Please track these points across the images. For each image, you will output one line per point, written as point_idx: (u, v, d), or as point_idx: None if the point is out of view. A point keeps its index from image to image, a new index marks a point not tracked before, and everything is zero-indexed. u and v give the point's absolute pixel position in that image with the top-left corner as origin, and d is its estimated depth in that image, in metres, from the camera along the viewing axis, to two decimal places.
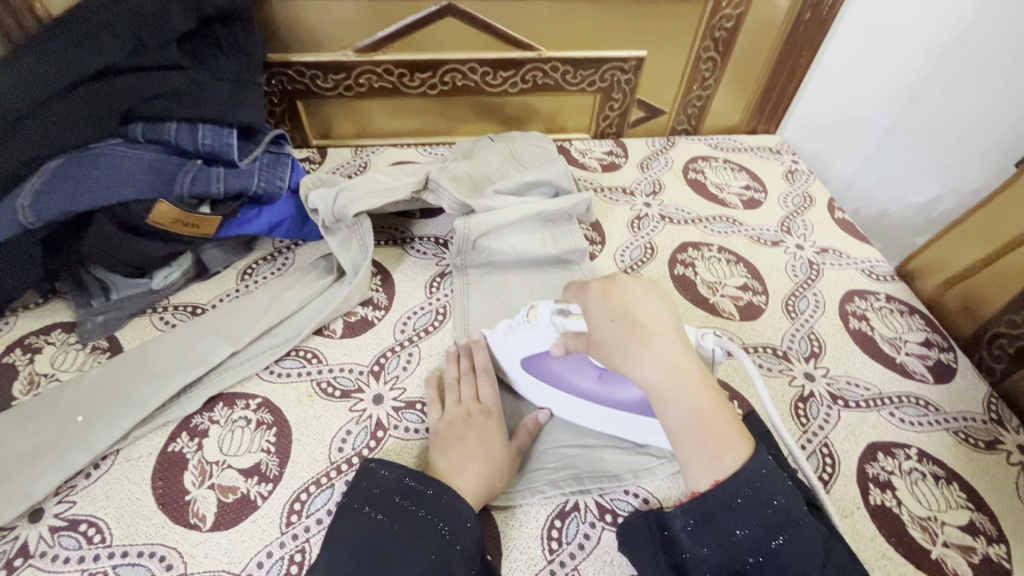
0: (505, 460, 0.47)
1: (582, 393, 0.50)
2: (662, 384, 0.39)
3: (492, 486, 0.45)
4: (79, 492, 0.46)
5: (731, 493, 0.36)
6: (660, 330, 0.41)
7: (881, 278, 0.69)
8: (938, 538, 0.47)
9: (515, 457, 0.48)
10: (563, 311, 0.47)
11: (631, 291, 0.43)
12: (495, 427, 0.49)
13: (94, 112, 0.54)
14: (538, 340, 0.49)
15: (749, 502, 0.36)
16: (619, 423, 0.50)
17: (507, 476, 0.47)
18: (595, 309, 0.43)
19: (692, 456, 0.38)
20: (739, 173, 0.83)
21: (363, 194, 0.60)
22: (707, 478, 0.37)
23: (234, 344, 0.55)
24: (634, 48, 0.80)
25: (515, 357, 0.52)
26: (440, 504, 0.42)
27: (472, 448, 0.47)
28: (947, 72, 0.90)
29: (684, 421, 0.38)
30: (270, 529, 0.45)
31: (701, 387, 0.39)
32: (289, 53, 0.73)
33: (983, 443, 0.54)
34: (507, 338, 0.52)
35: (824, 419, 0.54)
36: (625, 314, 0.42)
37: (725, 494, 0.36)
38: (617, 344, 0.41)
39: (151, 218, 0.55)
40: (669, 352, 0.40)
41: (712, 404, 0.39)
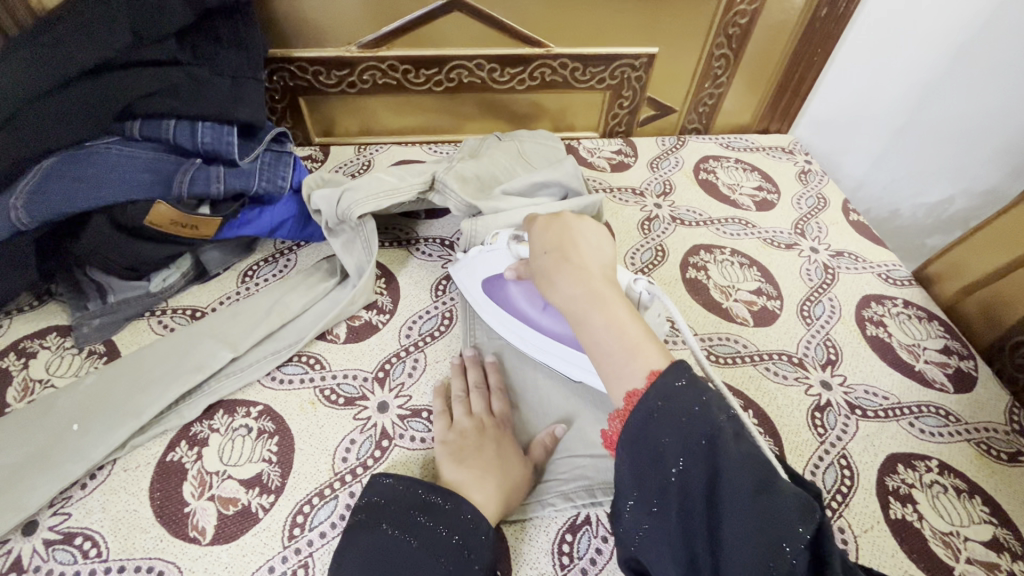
0: (517, 475, 0.45)
1: (528, 319, 0.54)
2: (578, 303, 0.40)
3: (505, 499, 0.44)
4: (74, 503, 0.44)
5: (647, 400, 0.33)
6: (587, 261, 0.43)
7: (897, 283, 0.67)
8: (961, 554, 0.46)
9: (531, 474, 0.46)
10: (518, 240, 0.52)
11: (571, 229, 0.46)
12: (508, 442, 0.48)
13: (90, 108, 0.52)
14: (494, 263, 0.54)
15: (666, 410, 0.33)
16: (555, 354, 0.53)
17: (521, 491, 0.45)
18: (536, 242, 0.47)
19: (607, 370, 0.37)
20: (751, 173, 0.82)
21: (368, 194, 0.58)
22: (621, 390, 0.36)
23: (234, 349, 0.53)
24: (645, 45, 0.78)
25: (475, 278, 0.57)
26: (461, 521, 0.41)
27: (484, 461, 0.45)
28: (962, 71, 0.88)
29: (599, 337, 0.38)
30: (272, 543, 0.43)
31: (619, 306, 0.39)
32: (292, 48, 0.71)
33: (1006, 454, 0.52)
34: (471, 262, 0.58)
35: (842, 429, 0.53)
36: (558, 248, 0.44)
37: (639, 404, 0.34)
38: (547, 270, 0.44)
39: (149, 219, 0.53)
40: (591, 277, 0.41)
41: (630, 319, 0.38)
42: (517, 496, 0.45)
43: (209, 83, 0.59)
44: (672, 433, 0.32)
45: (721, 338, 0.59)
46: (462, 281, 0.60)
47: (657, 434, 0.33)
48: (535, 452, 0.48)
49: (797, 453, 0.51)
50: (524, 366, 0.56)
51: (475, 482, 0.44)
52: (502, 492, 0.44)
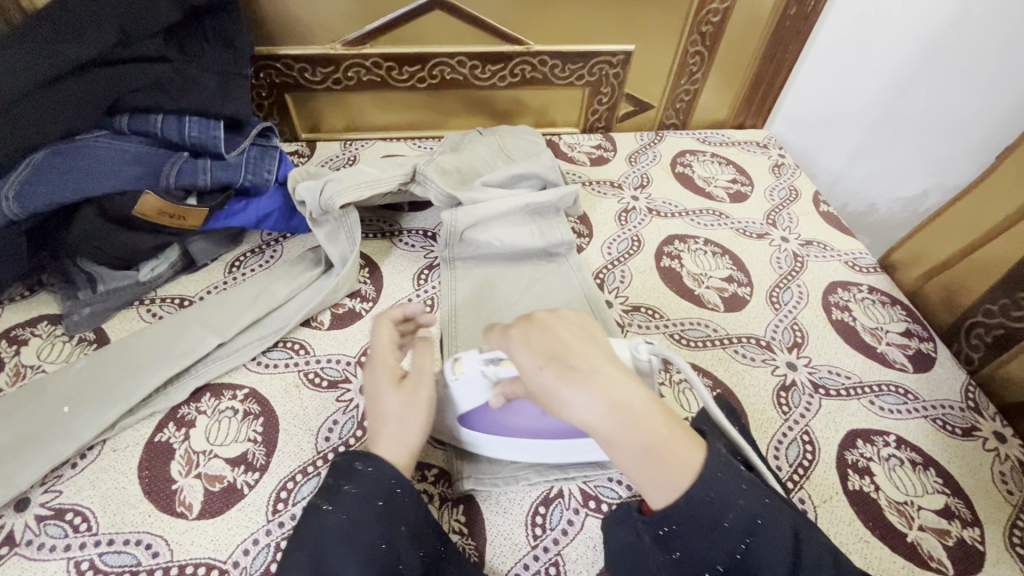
0: (405, 406, 0.44)
1: (533, 434, 0.46)
2: (608, 423, 0.35)
3: (406, 441, 0.42)
4: (65, 481, 0.46)
5: (695, 500, 0.34)
6: (595, 361, 0.37)
7: (863, 270, 0.70)
8: (915, 522, 0.48)
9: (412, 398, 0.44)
10: (492, 360, 0.44)
11: (555, 328, 0.40)
12: (383, 376, 0.46)
13: (82, 102, 0.54)
14: (471, 397, 0.45)
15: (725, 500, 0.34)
16: (577, 451, 0.47)
17: (411, 419, 0.43)
18: (523, 358, 0.39)
19: (647, 484, 0.35)
20: (726, 166, 0.84)
21: (350, 185, 0.60)
22: (664, 501, 0.35)
23: (221, 335, 0.55)
24: (622, 43, 0.80)
25: (449, 418, 0.48)
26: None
27: (372, 405, 0.45)
28: (933, 70, 0.91)
29: (635, 456, 0.35)
30: (256, 516, 0.45)
31: (651, 418, 0.35)
32: (277, 46, 0.73)
33: (961, 430, 0.55)
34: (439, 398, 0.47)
35: (805, 407, 0.55)
36: (556, 355, 0.37)
37: (688, 507, 0.34)
38: (552, 392, 0.37)
39: (137, 209, 0.56)
40: (608, 383, 0.36)
41: (663, 432, 0.35)
42: (416, 432, 0.43)
43: (196, 79, 0.61)
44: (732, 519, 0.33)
45: (691, 323, 0.62)
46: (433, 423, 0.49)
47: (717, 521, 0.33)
48: (417, 366, 0.46)
49: (763, 429, 0.53)
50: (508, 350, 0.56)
51: (377, 437, 0.42)
52: (405, 439, 0.42)
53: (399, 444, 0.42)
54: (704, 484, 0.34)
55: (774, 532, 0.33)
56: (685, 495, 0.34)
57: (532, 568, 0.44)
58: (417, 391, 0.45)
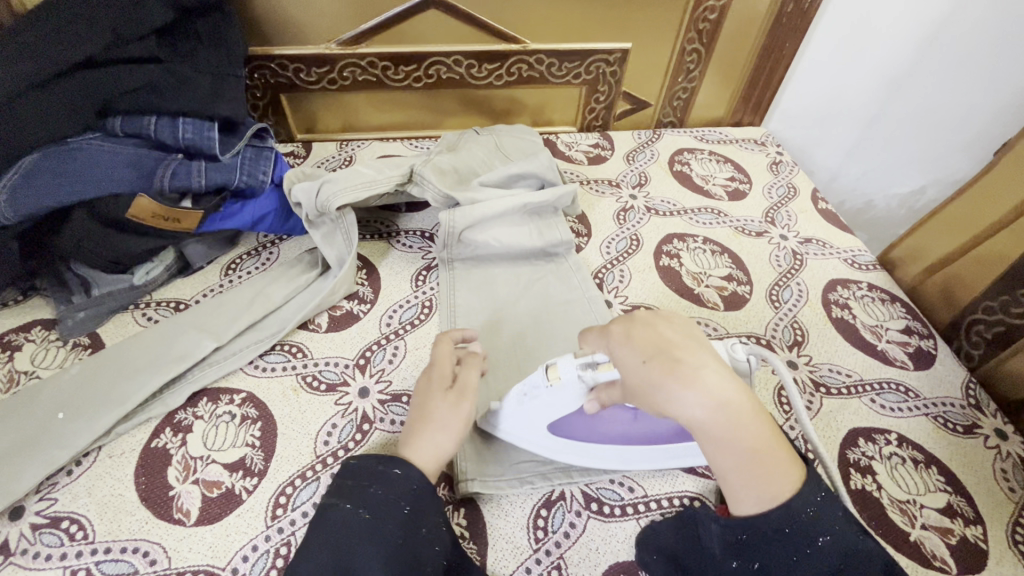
0: (451, 417, 0.44)
1: (625, 440, 0.45)
2: (717, 422, 0.34)
3: (440, 448, 0.43)
4: (60, 489, 0.46)
5: (792, 512, 0.34)
6: (703, 359, 0.36)
7: (863, 267, 0.70)
8: (917, 521, 0.48)
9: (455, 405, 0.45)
10: (589, 364, 0.42)
11: (660, 326, 0.39)
12: (437, 385, 0.46)
13: (73, 104, 0.54)
14: (564, 403, 0.44)
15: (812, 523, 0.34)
16: (666, 454, 0.47)
17: (450, 427, 0.44)
18: (626, 353, 0.38)
19: (744, 489, 0.35)
20: (724, 164, 0.84)
21: (347, 186, 0.59)
22: (758, 506, 0.35)
23: (217, 339, 0.54)
24: (618, 41, 0.80)
25: (535, 427, 0.46)
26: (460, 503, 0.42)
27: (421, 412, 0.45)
28: (928, 64, 0.90)
29: (741, 461, 0.34)
30: (255, 522, 0.44)
31: (758, 424, 0.35)
32: (272, 46, 0.72)
33: (962, 427, 0.55)
34: (523, 406, 0.46)
35: (806, 406, 0.55)
36: (662, 349, 0.37)
37: (783, 516, 0.34)
38: (659, 388, 0.36)
39: (131, 211, 0.55)
40: (719, 382, 0.35)
41: (768, 438, 0.35)
42: (452, 440, 0.43)
43: (190, 80, 0.61)
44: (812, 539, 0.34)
45: (691, 322, 0.61)
46: (514, 433, 0.48)
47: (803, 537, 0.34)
48: (466, 378, 0.47)
49: None
50: (507, 352, 0.56)
51: (414, 442, 0.43)
52: (438, 445, 0.43)
53: (432, 450, 0.43)
54: (802, 497, 0.34)
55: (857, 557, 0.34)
56: (783, 505, 0.34)
57: (535, 571, 0.43)
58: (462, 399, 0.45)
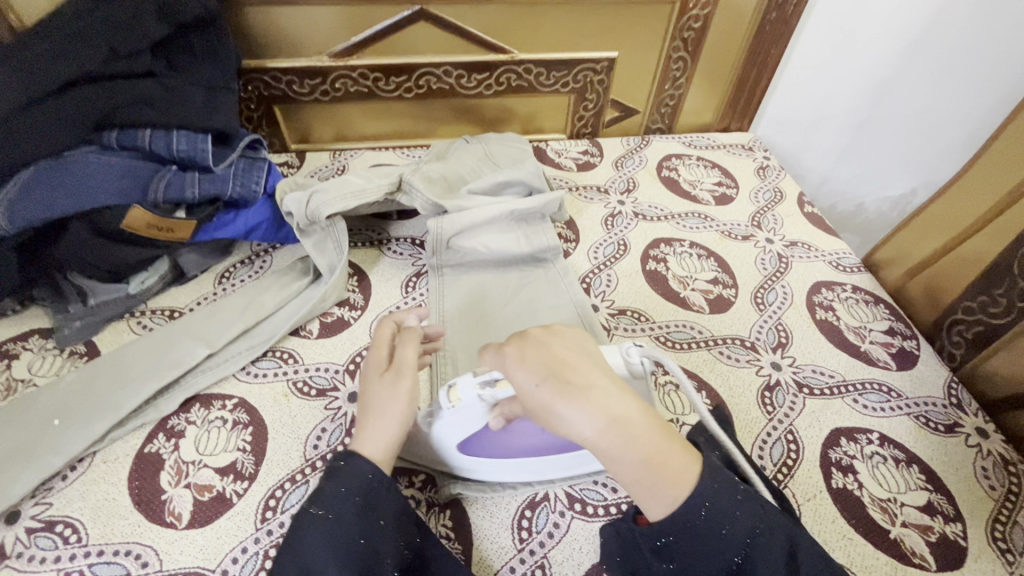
0: (395, 397, 0.45)
1: (533, 452, 0.46)
2: (606, 439, 0.36)
3: (386, 434, 0.44)
4: (55, 494, 0.47)
5: (693, 508, 0.35)
6: (590, 377, 0.38)
7: (847, 270, 0.71)
8: (897, 518, 0.48)
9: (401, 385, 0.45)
10: (489, 381, 0.42)
11: (551, 344, 0.40)
12: (377, 369, 0.47)
13: (71, 119, 0.55)
14: (467, 421, 0.44)
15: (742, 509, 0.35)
16: (578, 463, 0.48)
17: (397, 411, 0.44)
18: (518, 373, 0.39)
19: (646, 497, 0.36)
20: (712, 169, 0.85)
21: (336, 196, 0.61)
22: (663, 512, 0.35)
23: (210, 346, 0.56)
24: (605, 50, 0.81)
25: (447, 446, 0.46)
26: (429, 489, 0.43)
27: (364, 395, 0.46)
28: (914, 69, 0.92)
29: (636, 471, 0.36)
30: (245, 525, 0.45)
31: (648, 433, 0.36)
32: (265, 59, 0.74)
33: (943, 426, 0.55)
34: (432, 427, 0.45)
35: (789, 407, 0.56)
36: (551, 370, 0.38)
37: (685, 517, 0.35)
38: (549, 409, 0.37)
39: (126, 224, 0.57)
40: (603, 399, 0.37)
41: (660, 444, 0.36)
42: (397, 427, 0.44)
43: (184, 94, 0.62)
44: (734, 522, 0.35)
45: (677, 325, 0.62)
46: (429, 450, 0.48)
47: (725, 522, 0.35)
48: (403, 356, 0.47)
49: (747, 429, 0.54)
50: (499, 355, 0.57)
51: (361, 431, 0.44)
52: (383, 433, 0.44)
53: (378, 437, 0.43)
54: (701, 493, 0.35)
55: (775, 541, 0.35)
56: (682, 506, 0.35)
57: (518, 570, 0.44)
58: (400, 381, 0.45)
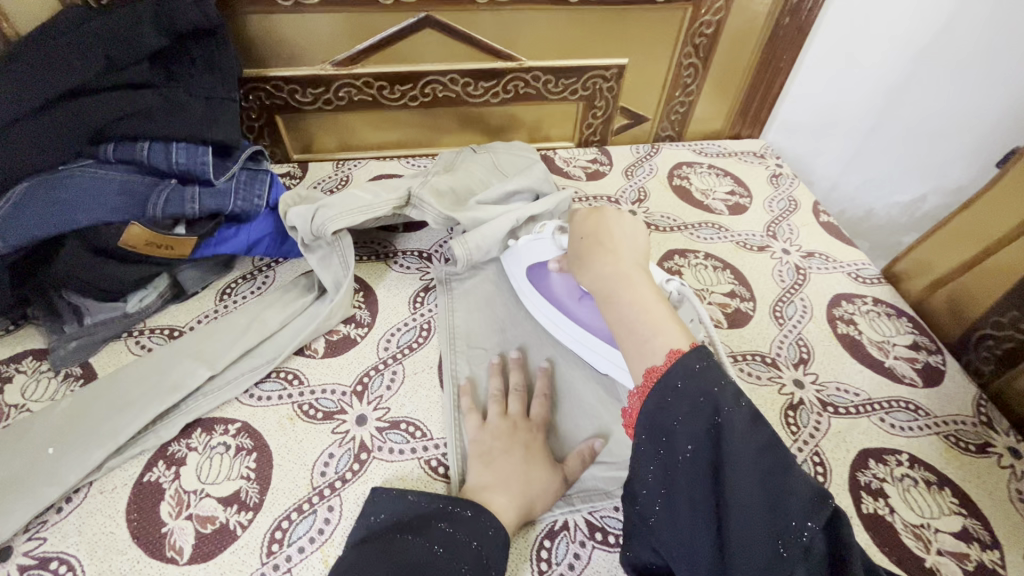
0: (547, 485, 0.46)
1: (563, 308, 0.57)
2: (610, 282, 0.43)
3: (524, 509, 0.45)
4: (50, 527, 0.44)
5: (667, 387, 0.35)
6: (620, 247, 0.47)
7: (867, 282, 0.69)
8: (933, 546, 0.46)
9: (559, 482, 0.47)
10: (562, 232, 0.57)
11: (611, 222, 0.50)
12: (541, 446, 0.49)
13: (63, 131, 0.53)
14: (537, 250, 0.58)
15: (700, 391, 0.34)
16: (589, 346, 0.55)
17: (546, 498, 0.46)
18: (576, 229, 0.51)
19: (632, 342, 0.39)
20: (724, 178, 0.83)
21: (343, 211, 0.58)
22: (643, 359, 0.38)
23: (211, 367, 0.53)
24: (615, 56, 0.79)
25: (515, 266, 0.61)
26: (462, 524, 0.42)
27: (514, 466, 0.47)
28: (927, 76, 0.89)
29: (626, 313, 0.41)
30: (251, 559, 0.43)
31: (645, 289, 0.42)
32: (267, 68, 0.72)
33: (975, 446, 0.53)
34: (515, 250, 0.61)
35: (814, 427, 0.54)
36: (593, 238, 0.48)
37: (681, 373, 0.35)
38: (583, 257, 0.48)
39: (123, 240, 0.54)
40: (624, 261, 0.45)
41: (654, 301, 0.41)
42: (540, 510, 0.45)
43: (185, 106, 0.60)
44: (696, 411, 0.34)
45: None
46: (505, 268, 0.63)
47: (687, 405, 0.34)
48: (573, 459, 0.48)
49: None
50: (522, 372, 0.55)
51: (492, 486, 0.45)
52: (524, 503, 0.45)
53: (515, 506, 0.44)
54: (673, 370, 0.35)
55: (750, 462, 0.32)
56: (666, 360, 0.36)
57: None
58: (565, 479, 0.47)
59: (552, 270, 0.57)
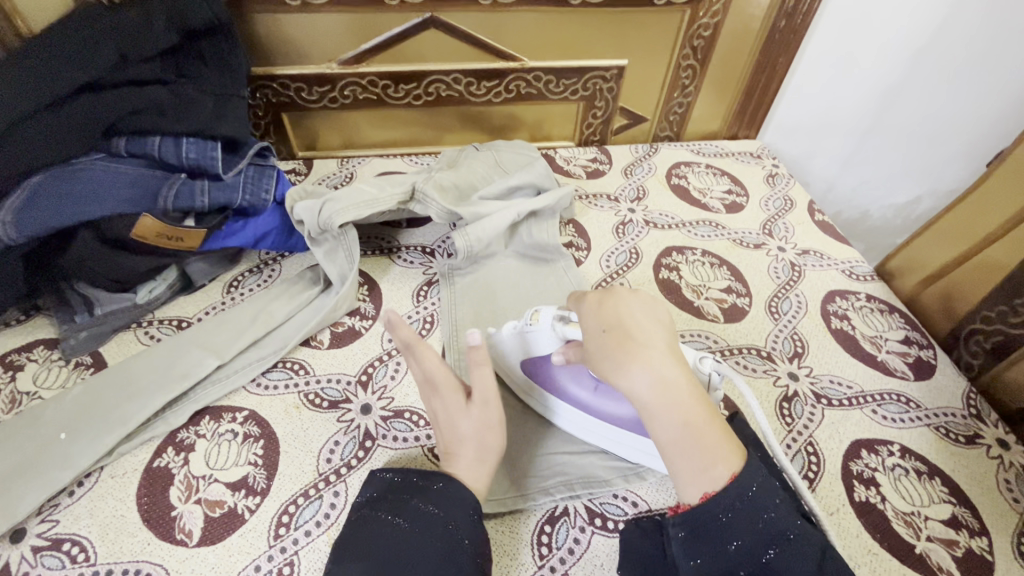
0: (480, 427, 0.45)
1: (583, 405, 0.50)
2: (656, 399, 0.38)
3: (484, 461, 0.45)
4: (62, 510, 0.45)
5: (723, 507, 0.36)
6: (653, 342, 0.40)
7: (860, 278, 0.70)
8: (922, 533, 0.48)
9: (480, 413, 0.45)
10: (564, 319, 0.49)
11: (631, 305, 0.43)
12: (449, 397, 0.46)
13: (79, 131, 0.54)
14: (539, 344, 0.50)
15: (755, 507, 0.36)
16: (625, 442, 0.49)
17: (488, 437, 0.45)
18: (591, 323, 0.44)
19: (683, 467, 0.37)
20: (721, 177, 0.85)
21: (349, 205, 0.60)
22: (699, 493, 0.37)
23: (219, 357, 0.54)
24: (615, 57, 0.81)
25: (517, 361, 0.53)
26: (449, 502, 0.42)
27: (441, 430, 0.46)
28: (920, 78, 0.91)
29: (675, 434, 0.37)
30: (258, 542, 0.44)
31: (694, 404, 0.38)
32: (274, 66, 0.73)
33: (964, 438, 0.55)
34: (510, 342, 0.52)
35: (808, 418, 0.55)
36: (619, 330, 0.41)
37: (733, 499, 0.36)
38: (612, 358, 0.40)
39: (134, 232, 0.55)
40: (662, 364, 0.39)
41: (701, 413, 0.38)
42: (491, 445, 0.45)
43: (194, 102, 0.61)
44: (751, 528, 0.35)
45: (691, 334, 0.62)
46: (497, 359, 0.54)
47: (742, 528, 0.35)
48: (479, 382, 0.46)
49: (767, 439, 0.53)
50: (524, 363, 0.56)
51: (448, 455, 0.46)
52: (479, 457, 0.45)
53: (477, 468, 0.45)
54: (723, 501, 0.36)
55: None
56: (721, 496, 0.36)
57: None
58: (485, 408, 0.45)
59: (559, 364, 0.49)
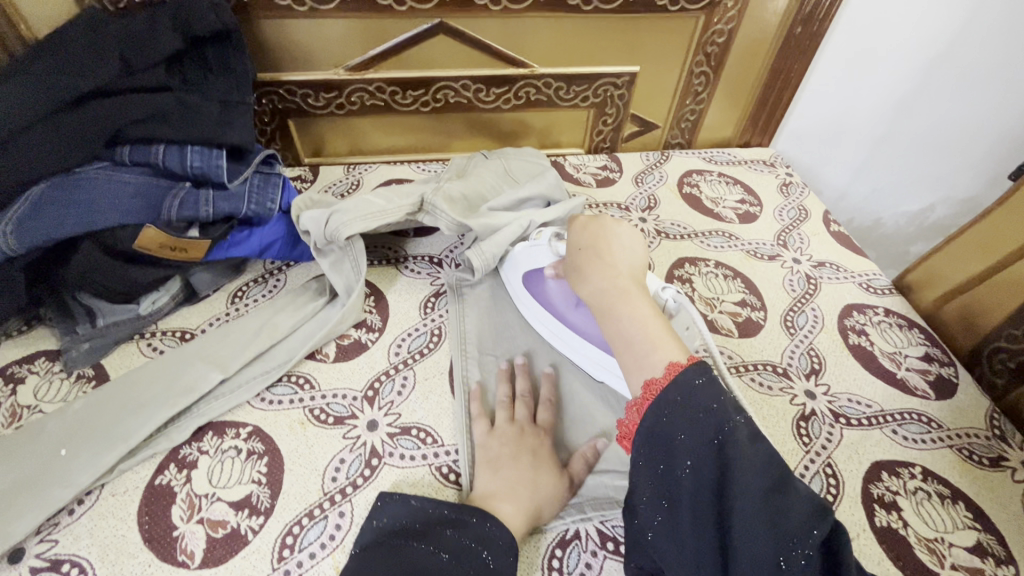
0: (553, 491, 0.46)
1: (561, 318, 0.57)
2: (607, 296, 0.45)
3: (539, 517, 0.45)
4: (62, 530, 0.44)
5: (668, 398, 0.36)
6: (618, 260, 0.48)
7: (878, 292, 0.69)
8: (947, 560, 0.46)
9: (566, 487, 0.47)
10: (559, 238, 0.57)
11: (610, 233, 0.50)
12: (547, 453, 0.49)
13: (81, 137, 0.53)
14: (536, 258, 0.58)
15: (692, 398, 0.35)
16: (588, 359, 0.55)
17: (556, 504, 0.46)
18: (574, 237, 0.51)
19: (628, 357, 0.41)
20: (734, 186, 0.83)
21: (356, 215, 0.58)
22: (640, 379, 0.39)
23: (223, 371, 0.53)
24: (627, 64, 0.80)
25: (517, 274, 0.60)
26: (469, 531, 0.42)
27: (518, 474, 0.47)
28: (936, 87, 0.89)
29: (623, 324, 0.43)
30: (261, 564, 0.43)
31: (643, 304, 0.44)
32: (281, 72, 0.72)
33: (988, 460, 0.53)
34: (515, 256, 0.61)
35: (826, 438, 0.54)
36: (592, 249, 0.50)
37: (676, 389, 0.36)
38: (579, 268, 0.49)
39: (137, 243, 0.54)
40: (621, 276, 0.46)
41: (651, 315, 0.43)
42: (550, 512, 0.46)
43: (200, 110, 0.60)
44: (693, 418, 0.35)
45: None
46: (506, 275, 0.62)
47: (682, 421, 0.35)
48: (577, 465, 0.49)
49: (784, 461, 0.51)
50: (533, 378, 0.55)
51: (502, 494, 0.45)
52: (534, 510, 0.45)
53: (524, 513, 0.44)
54: (676, 384, 0.36)
55: (757, 475, 0.33)
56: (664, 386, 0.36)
57: None
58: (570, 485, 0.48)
59: (549, 279, 0.57)
